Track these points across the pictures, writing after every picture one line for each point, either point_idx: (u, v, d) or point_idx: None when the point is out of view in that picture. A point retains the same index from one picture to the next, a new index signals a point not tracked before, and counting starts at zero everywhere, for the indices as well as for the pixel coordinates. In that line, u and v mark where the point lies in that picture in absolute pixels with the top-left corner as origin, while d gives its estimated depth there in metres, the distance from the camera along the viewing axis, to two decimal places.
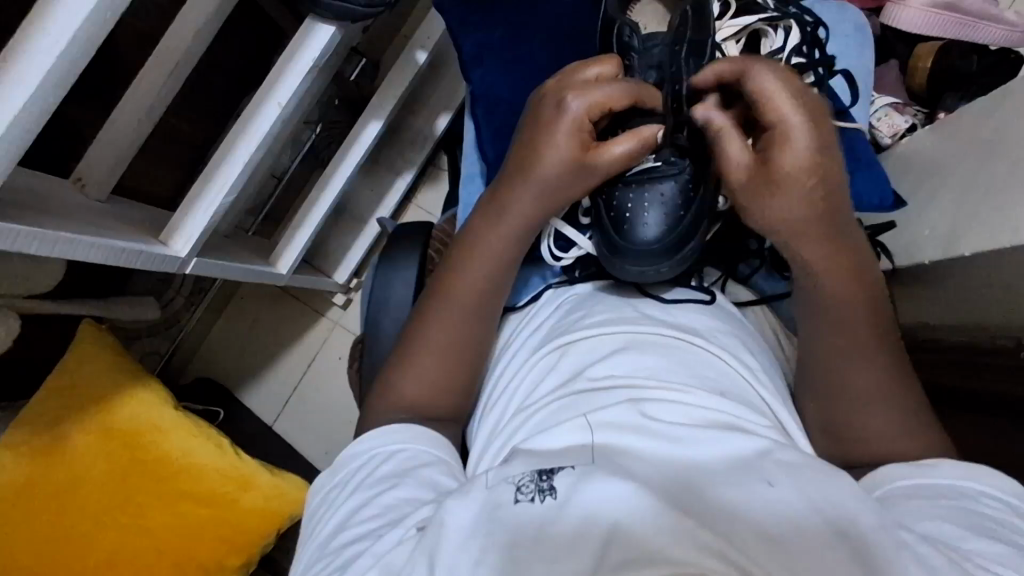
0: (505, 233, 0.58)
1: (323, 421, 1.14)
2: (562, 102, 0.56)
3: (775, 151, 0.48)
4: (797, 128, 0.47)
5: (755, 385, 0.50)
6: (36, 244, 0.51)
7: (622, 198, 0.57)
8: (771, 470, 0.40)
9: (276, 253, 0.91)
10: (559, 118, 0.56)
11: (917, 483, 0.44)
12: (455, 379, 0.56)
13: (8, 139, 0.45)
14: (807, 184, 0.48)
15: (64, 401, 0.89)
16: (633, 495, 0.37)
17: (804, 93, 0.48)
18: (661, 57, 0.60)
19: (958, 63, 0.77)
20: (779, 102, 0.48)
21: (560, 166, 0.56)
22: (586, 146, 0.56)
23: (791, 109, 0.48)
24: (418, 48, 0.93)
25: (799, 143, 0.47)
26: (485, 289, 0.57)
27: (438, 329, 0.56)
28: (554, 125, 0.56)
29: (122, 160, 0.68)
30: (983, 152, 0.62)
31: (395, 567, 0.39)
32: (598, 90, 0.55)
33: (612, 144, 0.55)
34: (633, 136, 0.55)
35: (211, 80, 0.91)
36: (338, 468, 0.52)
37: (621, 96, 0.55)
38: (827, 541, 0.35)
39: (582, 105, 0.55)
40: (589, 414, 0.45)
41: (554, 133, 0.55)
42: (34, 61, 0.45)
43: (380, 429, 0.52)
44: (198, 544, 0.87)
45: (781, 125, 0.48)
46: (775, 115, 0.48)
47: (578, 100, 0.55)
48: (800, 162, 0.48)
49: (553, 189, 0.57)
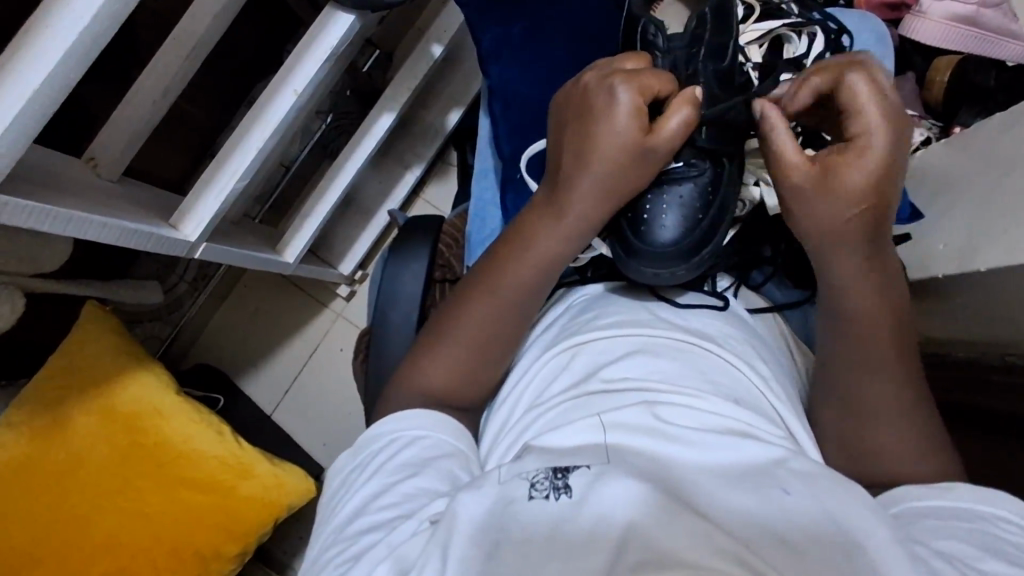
0: (556, 232, 0.55)
1: (323, 412, 1.13)
2: (608, 89, 0.54)
3: (844, 158, 0.50)
4: (876, 140, 0.49)
5: (767, 394, 0.49)
6: (47, 221, 0.50)
7: (640, 195, 0.58)
8: (784, 478, 0.40)
9: (284, 241, 0.91)
10: (609, 104, 0.54)
11: (935, 503, 0.44)
12: (477, 379, 0.55)
13: (24, 113, 0.45)
14: (866, 190, 0.49)
15: (66, 382, 0.89)
16: (646, 498, 0.37)
17: (891, 116, 0.50)
18: (675, 61, 0.60)
19: (975, 78, 0.77)
20: (877, 110, 0.50)
21: (621, 151, 0.54)
22: (642, 126, 0.54)
23: (877, 124, 0.50)
24: (434, 42, 0.92)
25: (872, 154, 0.49)
26: (521, 291, 0.56)
27: (461, 332, 0.55)
28: (606, 111, 0.54)
29: (134, 142, 0.67)
30: (998, 169, 0.62)
31: (408, 559, 0.39)
32: (641, 76, 0.54)
33: (668, 117, 0.53)
34: (681, 107, 0.53)
35: (224, 66, 0.91)
36: (360, 448, 0.52)
37: (662, 81, 0.55)
38: (842, 551, 0.36)
39: (634, 91, 0.53)
40: (602, 414, 0.45)
41: (611, 121, 0.53)
42: (58, 34, 0.45)
43: (408, 411, 0.52)
44: (197, 531, 0.86)
45: (865, 134, 0.50)
46: (863, 127, 0.50)
47: (625, 85, 0.53)
48: (868, 169, 0.49)
49: (610, 180, 0.55)
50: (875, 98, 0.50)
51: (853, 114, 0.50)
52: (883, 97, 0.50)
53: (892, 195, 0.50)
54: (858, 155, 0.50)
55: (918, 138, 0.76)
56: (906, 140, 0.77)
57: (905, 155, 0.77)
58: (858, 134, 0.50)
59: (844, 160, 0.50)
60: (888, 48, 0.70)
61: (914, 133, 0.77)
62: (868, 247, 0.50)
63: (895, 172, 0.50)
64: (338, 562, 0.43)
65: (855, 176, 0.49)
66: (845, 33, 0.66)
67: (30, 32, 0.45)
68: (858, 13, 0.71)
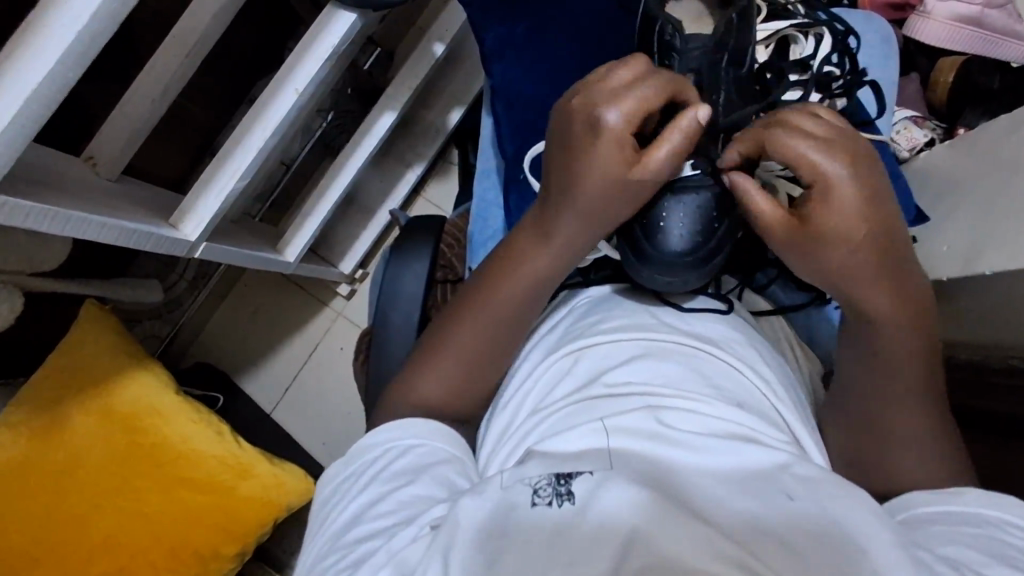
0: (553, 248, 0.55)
1: (323, 411, 1.13)
2: (598, 114, 0.50)
3: (818, 207, 0.47)
4: (837, 176, 0.46)
5: (771, 399, 0.49)
6: (46, 221, 0.50)
7: (653, 201, 0.54)
8: (788, 484, 0.39)
9: (284, 240, 0.90)
10: (598, 131, 0.50)
11: (943, 509, 0.44)
12: (479, 383, 0.56)
13: (22, 113, 0.44)
14: (844, 233, 0.46)
15: (65, 381, 0.89)
16: (649, 504, 0.36)
17: (837, 146, 0.47)
18: (700, 63, 0.59)
19: (980, 80, 0.78)
20: (814, 156, 0.46)
21: (602, 186, 0.51)
22: (632, 157, 0.51)
23: (828, 162, 0.46)
24: (436, 41, 0.91)
25: (841, 192, 0.46)
26: (521, 299, 0.55)
27: (460, 339, 0.55)
28: (594, 140, 0.51)
29: (134, 141, 0.67)
30: (1003, 171, 0.62)
31: (409, 564, 0.39)
32: (632, 102, 0.50)
33: (660, 148, 0.50)
34: (672, 134, 0.50)
35: (224, 64, 0.90)
36: (354, 457, 0.52)
37: (661, 97, 0.50)
38: (848, 557, 0.35)
39: (620, 123, 0.50)
40: (605, 419, 0.44)
41: (592, 155, 0.51)
42: (56, 32, 0.45)
43: (395, 424, 0.52)
44: (195, 531, 0.86)
45: (819, 180, 0.47)
46: (816, 172, 0.47)
47: (611, 115, 0.50)
48: (846, 208, 0.46)
49: (596, 208, 0.53)
50: (808, 140, 0.47)
51: (796, 163, 0.47)
52: (813, 138, 0.47)
53: (886, 214, 0.47)
54: (826, 198, 0.47)
55: (923, 139, 0.76)
56: (910, 142, 0.76)
57: (909, 156, 0.77)
58: (813, 183, 0.47)
59: (819, 209, 0.47)
60: (893, 49, 0.70)
61: (918, 133, 0.76)
62: (886, 274, 0.47)
63: (876, 191, 0.47)
64: (338, 567, 0.43)
65: (829, 224, 0.47)
66: (853, 34, 0.67)
67: (28, 31, 0.45)
68: (863, 14, 0.71)
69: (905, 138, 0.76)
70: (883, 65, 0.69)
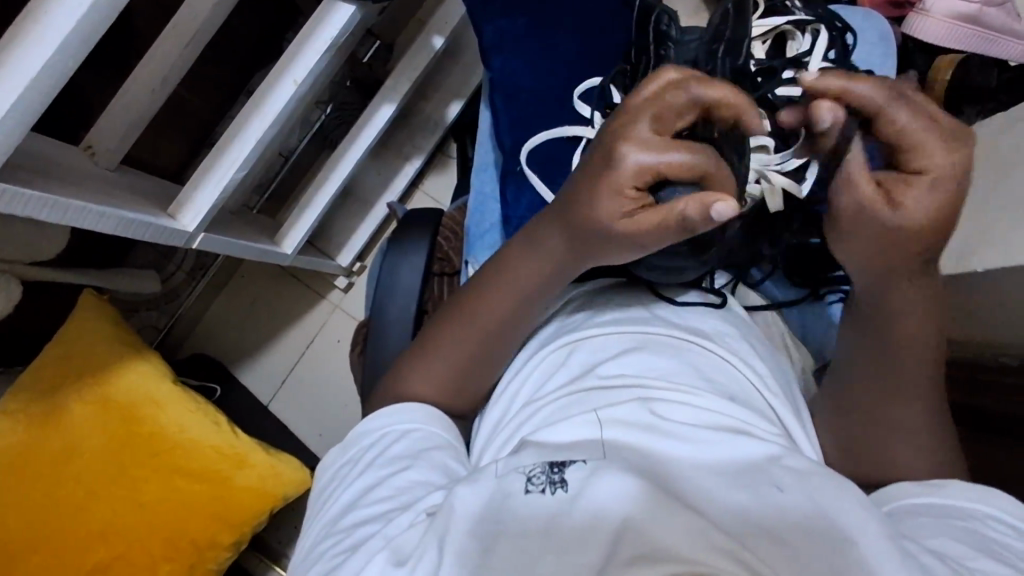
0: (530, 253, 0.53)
1: (320, 403, 1.13)
2: (610, 146, 0.42)
3: (908, 195, 0.42)
4: (944, 174, 0.41)
5: (765, 392, 0.49)
6: (47, 210, 0.51)
7: None
8: (779, 475, 0.40)
9: (282, 232, 0.91)
10: (602, 167, 0.42)
11: (925, 500, 0.44)
12: (475, 375, 0.56)
13: (24, 101, 0.44)
14: (931, 224, 0.43)
15: (63, 369, 0.89)
16: (641, 493, 0.37)
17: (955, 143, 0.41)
18: (697, 53, 0.60)
19: (977, 79, 0.77)
20: (940, 144, 0.41)
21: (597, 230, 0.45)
22: (623, 210, 0.43)
23: (944, 158, 0.41)
24: (435, 33, 0.91)
25: (942, 189, 0.41)
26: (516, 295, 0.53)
27: (450, 332, 0.55)
28: (596, 177, 0.43)
29: (133, 131, 0.67)
30: (999, 169, 0.62)
31: (404, 550, 0.39)
32: (644, 159, 0.40)
33: (652, 218, 0.42)
34: (668, 214, 0.41)
35: (224, 54, 0.90)
36: (349, 444, 0.53)
37: (683, 158, 0.40)
38: (834, 548, 0.36)
39: (628, 174, 0.41)
40: (599, 410, 0.45)
41: (594, 199, 0.44)
42: (54, 22, 0.45)
43: (392, 410, 0.53)
44: (191, 520, 0.86)
45: (933, 169, 0.41)
46: (925, 160, 0.41)
47: (619, 164, 0.41)
48: (931, 204, 0.42)
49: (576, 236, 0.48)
50: (927, 126, 0.40)
51: (909, 142, 0.41)
52: (939, 127, 0.41)
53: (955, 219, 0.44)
54: (921, 191, 0.42)
55: None
56: None
57: None
58: (925, 170, 0.41)
59: (908, 197, 0.42)
60: (891, 46, 0.70)
61: None
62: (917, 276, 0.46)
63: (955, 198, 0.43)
64: (334, 553, 0.43)
65: (929, 215, 0.42)
66: (848, 31, 0.66)
67: (28, 19, 0.45)
68: (862, 12, 0.71)
69: None
70: (881, 62, 0.69)
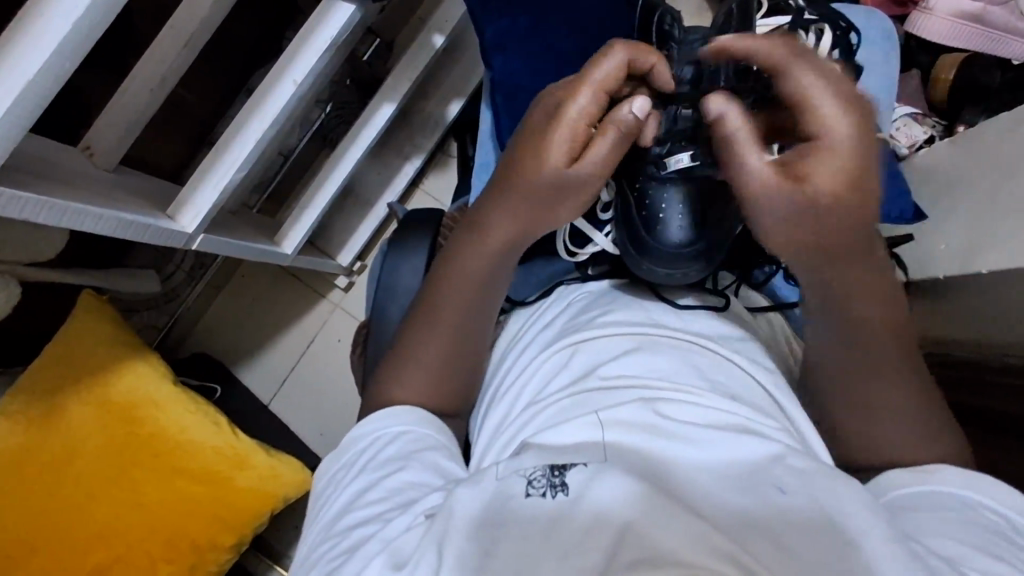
0: (480, 249, 0.57)
1: (321, 403, 1.13)
2: (559, 102, 0.52)
3: (804, 159, 0.44)
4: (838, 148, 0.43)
5: (767, 393, 0.49)
6: (45, 212, 0.50)
7: (657, 197, 0.56)
8: (780, 474, 0.40)
9: (282, 232, 0.90)
10: (556, 119, 0.52)
11: (916, 490, 0.44)
12: (461, 371, 0.56)
13: (19, 103, 0.44)
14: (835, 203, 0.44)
15: (61, 371, 0.89)
16: (641, 497, 0.37)
17: (849, 104, 0.44)
18: None
19: (980, 78, 0.77)
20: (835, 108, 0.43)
21: (550, 176, 0.53)
22: (570, 149, 0.52)
23: (842, 122, 0.43)
24: (435, 32, 0.91)
25: (836, 158, 0.43)
26: (474, 284, 0.57)
27: (442, 334, 0.56)
28: (550, 128, 0.52)
29: (132, 132, 0.66)
30: (1004, 171, 0.62)
31: (402, 554, 0.39)
32: (592, 83, 0.51)
33: (600, 146, 0.52)
34: (612, 118, 0.51)
35: (221, 53, 0.89)
36: (342, 452, 0.52)
37: (613, 70, 0.51)
38: (839, 550, 0.36)
39: (578, 111, 0.51)
40: (601, 412, 0.45)
41: (547, 142, 0.52)
42: (50, 26, 0.44)
43: (385, 413, 0.53)
44: (191, 520, 0.86)
45: (829, 138, 0.43)
46: (822, 130, 0.43)
47: (572, 101, 0.51)
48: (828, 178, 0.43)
49: (529, 210, 0.55)
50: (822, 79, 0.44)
51: (797, 96, 0.44)
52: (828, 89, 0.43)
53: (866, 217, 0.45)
54: (819, 158, 0.44)
55: (922, 136, 0.78)
56: (909, 138, 0.78)
57: (909, 153, 0.79)
58: (822, 135, 0.43)
59: (799, 163, 0.44)
60: (894, 46, 0.71)
61: (917, 131, 0.78)
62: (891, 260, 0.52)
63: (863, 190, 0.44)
64: (332, 556, 0.43)
65: (770, 173, 0.45)
66: (853, 30, 0.67)
67: (23, 21, 0.44)
68: (865, 10, 0.71)
69: (904, 133, 0.78)
70: (885, 64, 0.70)
